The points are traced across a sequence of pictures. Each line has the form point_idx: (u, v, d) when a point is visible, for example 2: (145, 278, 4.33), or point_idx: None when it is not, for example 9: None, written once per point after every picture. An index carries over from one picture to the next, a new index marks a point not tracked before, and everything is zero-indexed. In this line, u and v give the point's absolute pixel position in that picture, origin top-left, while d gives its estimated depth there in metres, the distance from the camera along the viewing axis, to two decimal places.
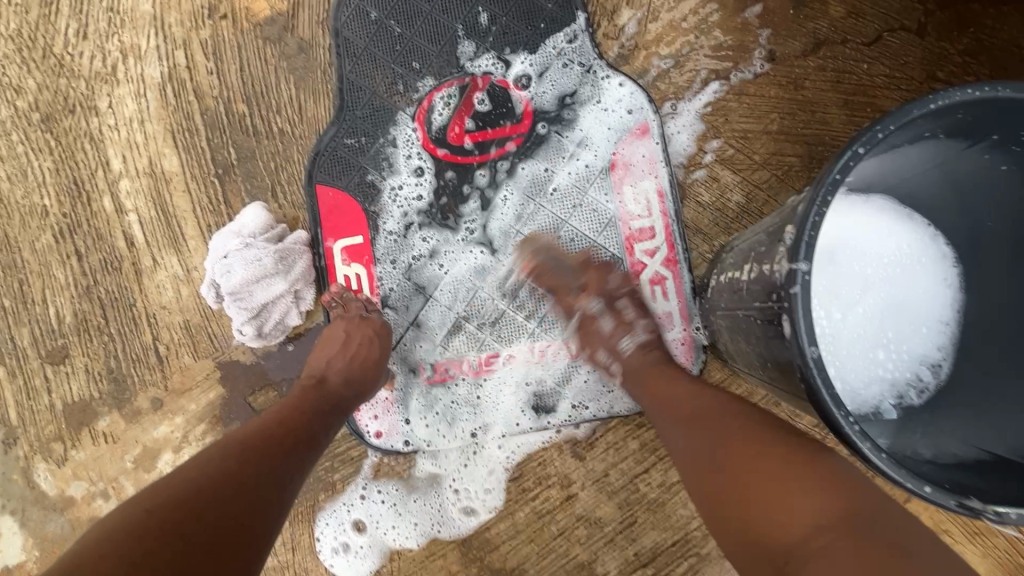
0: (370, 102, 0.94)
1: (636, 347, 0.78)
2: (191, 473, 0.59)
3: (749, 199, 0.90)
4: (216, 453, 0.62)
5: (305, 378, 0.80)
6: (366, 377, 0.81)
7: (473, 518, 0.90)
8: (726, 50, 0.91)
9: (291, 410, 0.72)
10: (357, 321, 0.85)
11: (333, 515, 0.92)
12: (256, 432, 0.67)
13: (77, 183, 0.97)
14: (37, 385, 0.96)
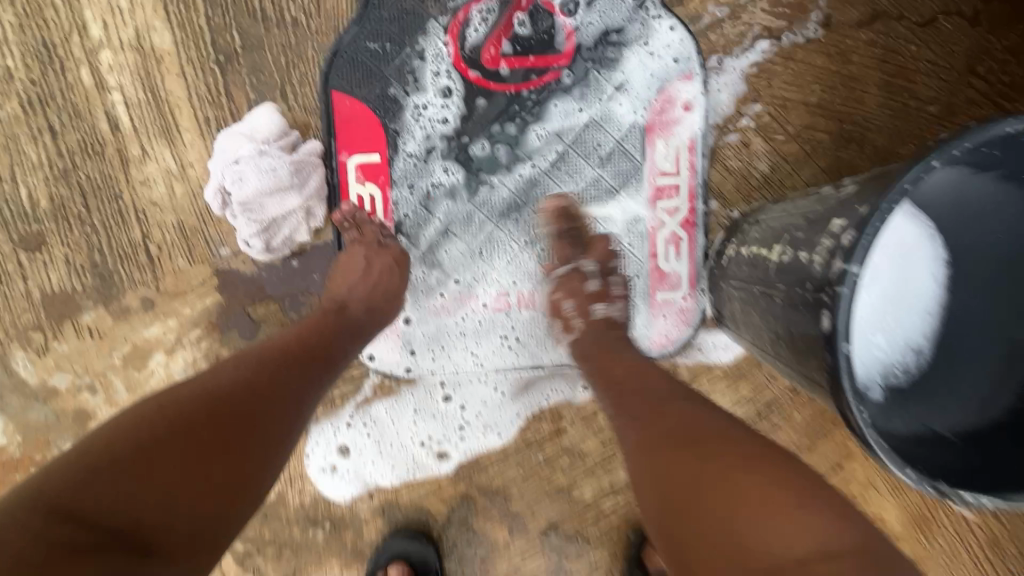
0: (399, 3, 0.85)
1: (607, 314, 0.82)
2: (208, 378, 0.60)
3: (774, 170, 0.90)
4: (236, 360, 0.64)
5: (326, 302, 0.79)
6: (385, 304, 0.81)
7: (447, 464, 0.96)
8: (784, 7, 0.87)
9: (308, 330, 0.73)
10: (376, 248, 0.83)
11: (323, 435, 0.96)
12: (277, 345, 0.68)
13: (49, 47, 0.84)
14: (10, 271, 0.89)
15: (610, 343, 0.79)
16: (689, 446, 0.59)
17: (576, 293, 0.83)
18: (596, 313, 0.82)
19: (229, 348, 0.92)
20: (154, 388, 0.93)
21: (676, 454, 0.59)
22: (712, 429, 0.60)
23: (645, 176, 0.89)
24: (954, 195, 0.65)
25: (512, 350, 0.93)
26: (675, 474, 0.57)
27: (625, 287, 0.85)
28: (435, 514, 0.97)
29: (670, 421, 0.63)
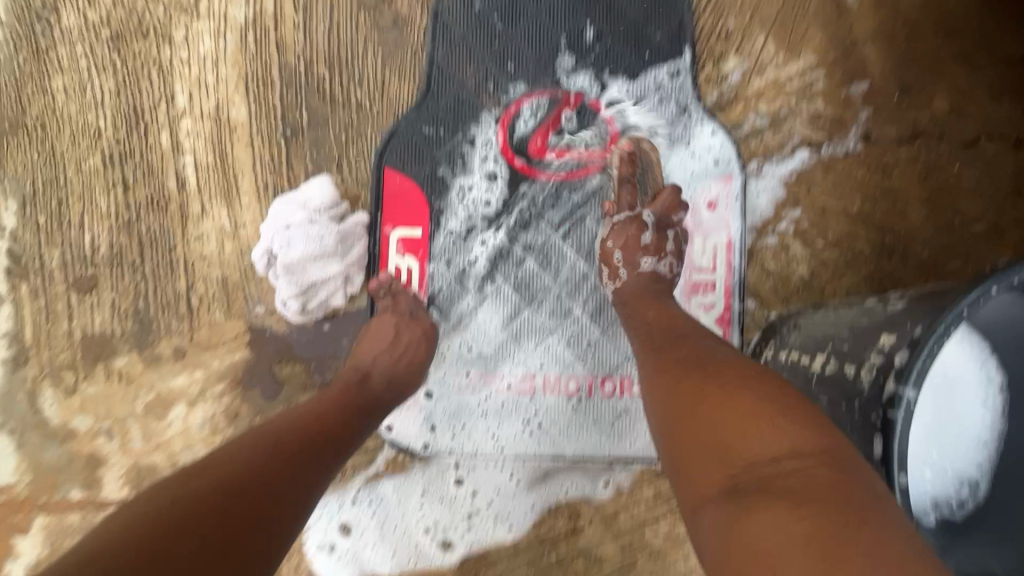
0: (456, 95, 0.91)
1: (651, 270, 0.81)
2: (224, 463, 0.57)
3: (813, 275, 0.89)
4: (251, 444, 0.61)
5: (348, 373, 0.78)
6: (408, 381, 0.80)
7: (450, 556, 0.91)
8: (824, 121, 0.90)
9: (327, 407, 0.70)
10: (405, 320, 0.84)
11: (327, 509, 0.92)
12: (293, 425, 0.65)
13: (137, 112, 0.93)
14: (58, 310, 0.93)
15: (650, 298, 0.78)
16: (722, 386, 0.57)
17: (631, 242, 0.82)
18: (643, 268, 0.81)
19: (249, 405, 0.92)
20: (169, 439, 0.93)
21: (701, 408, 0.57)
22: (738, 364, 0.60)
23: (680, 270, 0.90)
24: (1007, 321, 0.61)
25: (533, 436, 0.90)
26: (713, 418, 0.55)
27: (656, 257, 0.82)
28: None
29: (697, 356, 0.64)
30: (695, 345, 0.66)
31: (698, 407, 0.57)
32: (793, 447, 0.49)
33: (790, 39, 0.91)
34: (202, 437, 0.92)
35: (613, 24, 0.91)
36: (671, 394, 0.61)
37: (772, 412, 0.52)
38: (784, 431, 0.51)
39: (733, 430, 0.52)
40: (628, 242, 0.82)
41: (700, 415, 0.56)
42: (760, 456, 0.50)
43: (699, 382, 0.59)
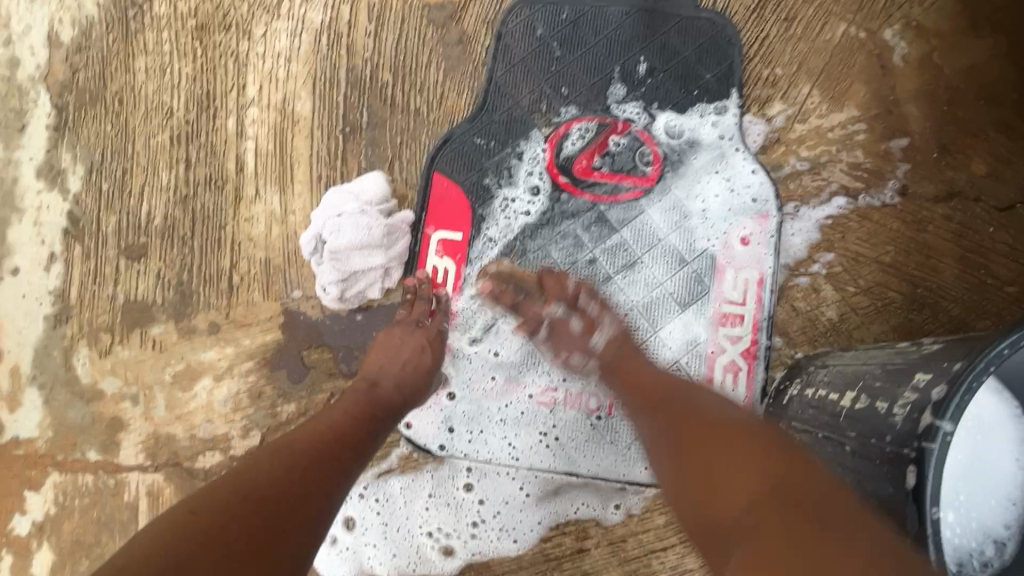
0: (510, 111, 0.96)
1: (605, 341, 0.82)
2: (241, 476, 0.60)
3: (843, 319, 0.90)
4: (268, 454, 0.64)
5: (359, 380, 0.80)
6: (415, 385, 0.81)
7: (451, 563, 0.90)
8: (863, 171, 0.93)
9: (339, 416, 0.73)
10: (414, 329, 0.85)
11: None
12: (309, 434, 0.68)
13: (209, 98, 0.99)
14: (105, 274, 0.97)
15: (632, 351, 0.81)
16: (702, 439, 0.65)
17: (563, 335, 0.84)
18: (596, 345, 0.82)
19: (273, 387, 0.93)
20: (191, 411, 0.94)
21: (695, 459, 0.64)
22: (713, 413, 0.68)
23: (710, 300, 0.91)
24: None
25: (549, 449, 0.89)
26: (699, 470, 0.63)
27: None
28: None
29: (681, 408, 0.70)
30: (675, 389, 0.73)
31: (691, 461, 0.64)
32: (763, 487, 0.57)
33: (834, 91, 0.94)
34: (223, 413, 0.94)
35: (665, 60, 0.95)
36: (669, 448, 0.67)
37: (741, 463, 0.60)
38: (758, 472, 0.58)
39: (722, 482, 0.60)
40: (582, 279, 0.86)
41: (698, 472, 0.63)
42: (742, 505, 0.57)
43: (691, 437, 0.66)
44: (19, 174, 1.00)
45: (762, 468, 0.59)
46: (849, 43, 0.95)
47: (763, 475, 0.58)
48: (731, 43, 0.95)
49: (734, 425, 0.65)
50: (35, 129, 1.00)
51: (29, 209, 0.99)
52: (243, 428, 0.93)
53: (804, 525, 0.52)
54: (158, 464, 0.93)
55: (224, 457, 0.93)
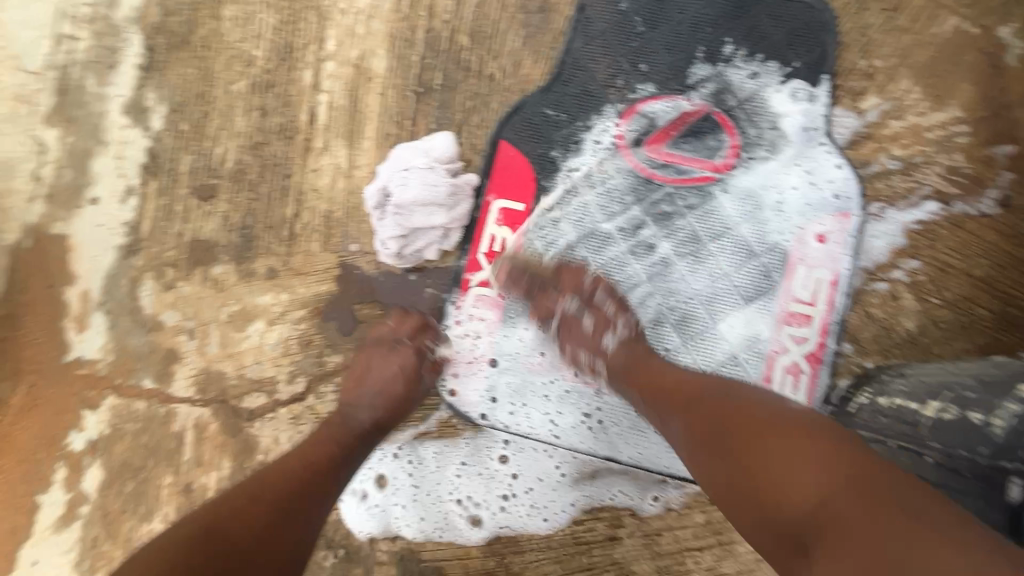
0: (584, 84, 0.93)
1: (617, 344, 0.78)
2: (228, 498, 0.62)
3: (921, 332, 0.84)
4: (255, 477, 0.65)
5: (333, 414, 0.80)
6: (390, 412, 0.81)
7: (477, 534, 0.88)
8: (961, 176, 0.86)
9: (322, 441, 0.74)
10: (390, 351, 0.85)
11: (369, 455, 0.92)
12: (293, 460, 0.70)
13: (289, 49, 1.00)
14: (176, 211, 1.00)
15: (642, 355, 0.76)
16: (752, 430, 0.57)
17: (576, 338, 0.82)
18: (607, 346, 0.79)
19: (323, 337, 0.95)
20: (242, 352, 0.96)
21: (743, 459, 0.56)
22: (758, 404, 0.60)
23: (778, 297, 0.86)
24: None
25: (590, 431, 0.87)
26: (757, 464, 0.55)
27: (609, 329, 0.80)
28: None
29: (716, 406, 0.62)
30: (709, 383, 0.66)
31: (739, 453, 0.57)
32: (825, 482, 0.50)
33: (938, 89, 0.88)
34: (272, 357, 0.95)
35: (755, 42, 0.90)
36: (710, 437, 0.60)
37: (799, 455, 0.53)
38: (811, 465, 0.52)
39: (778, 480, 0.53)
40: (576, 336, 0.82)
41: (746, 465, 0.56)
42: (805, 502, 0.51)
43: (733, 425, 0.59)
44: (107, 110, 1.02)
45: (825, 460, 0.52)
46: (960, 39, 0.88)
47: (819, 470, 0.51)
48: (827, 29, 0.89)
49: (780, 415, 0.58)
50: (124, 67, 1.03)
51: (112, 143, 1.02)
52: (290, 373, 0.95)
53: (879, 511, 0.46)
54: (206, 399, 0.96)
55: (269, 400, 0.95)
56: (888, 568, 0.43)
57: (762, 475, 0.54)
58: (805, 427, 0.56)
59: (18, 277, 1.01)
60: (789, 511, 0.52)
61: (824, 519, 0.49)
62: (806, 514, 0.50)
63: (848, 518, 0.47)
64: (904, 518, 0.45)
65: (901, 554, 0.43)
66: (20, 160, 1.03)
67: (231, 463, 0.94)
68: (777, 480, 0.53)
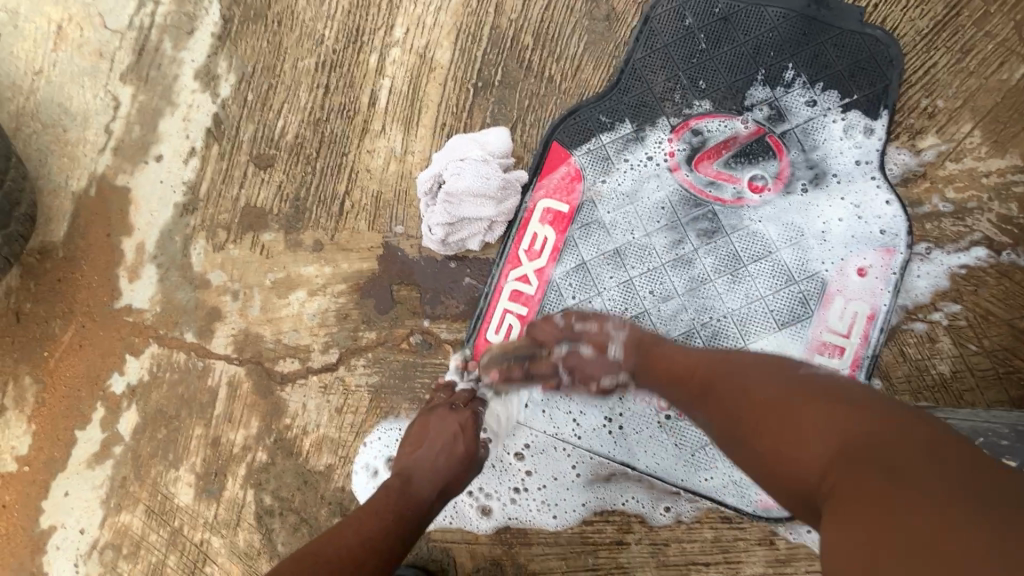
0: (641, 95, 0.94)
1: (622, 350, 0.78)
2: (305, 556, 0.60)
3: (955, 377, 0.83)
4: (330, 536, 0.64)
5: (392, 477, 0.75)
6: (450, 478, 0.76)
7: (487, 524, 0.90)
8: (1014, 226, 0.85)
9: (391, 498, 0.71)
10: (446, 415, 0.82)
11: (387, 434, 0.95)
12: (366, 517, 0.67)
13: (358, 32, 1.03)
14: (234, 176, 1.04)
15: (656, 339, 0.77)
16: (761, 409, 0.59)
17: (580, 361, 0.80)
18: (614, 355, 0.78)
19: (360, 312, 0.98)
20: (281, 318, 1.00)
21: (755, 433, 0.58)
22: (775, 375, 0.62)
23: (813, 325, 0.86)
24: None
25: (610, 435, 0.88)
26: (769, 434, 0.57)
27: (605, 345, 0.79)
28: (457, 566, 0.90)
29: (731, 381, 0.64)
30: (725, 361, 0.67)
31: (750, 428, 0.59)
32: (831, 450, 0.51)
33: (999, 136, 0.87)
34: (309, 326, 0.99)
35: (818, 71, 0.90)
36: (724, 410, 0.63)
37: (809, 430, 0.54)
38: (820, 433, 0.53)
39: (790, 456, 0.54)
40: (576, 361, 0.81)
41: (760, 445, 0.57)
42: (815, 472, 0.52)
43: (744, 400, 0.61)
44: (180, 74, 1.07)
45: (832, 425, 0.53)
46: None
47: (828, 435, 0.52)
48: (893, 64, 0.89)
49: (795, 389, 0.59)
50: (201, 34, 1.07)
51: (181, 105, 1.07)
52: (324, 344, 0.98)
53: (878, 474, 0.47)
54: (243, 358, 1.00)
55: (302, 366, 0.98)
56: (884, 539, 0.43)
57: (771, 452, 0.56)
58: (819, 400, 0.56)
59: (81, 222, 1.06)
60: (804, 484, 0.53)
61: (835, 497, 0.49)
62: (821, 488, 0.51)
63: (857, 494, 0.47)
64: (910, 494, 0.45)
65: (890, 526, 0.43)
66: (95, 112, 1.08)
67: (259, 422, 0.98)
68: (789, 457, 0.54)
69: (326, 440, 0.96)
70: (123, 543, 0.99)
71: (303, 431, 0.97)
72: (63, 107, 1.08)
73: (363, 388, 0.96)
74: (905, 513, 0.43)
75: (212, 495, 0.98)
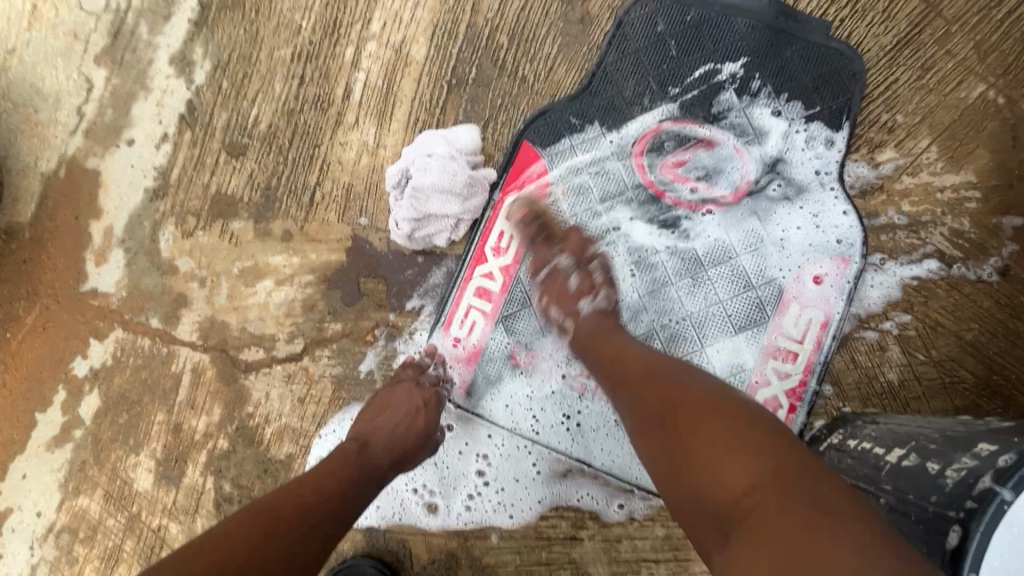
0: (611, 98, 0.95)
1: None
2: (267, 505, 0.61)
3: (903, 385, 0.86)
4: (292, 487, 0.64)
5: (349, 442, 0.75)
6: (407, 446, 0.76)
7: (433, 522, 0.91)
8: (965, 240, 0.87)
9: (351, 459, 0.71)
10: (408, 388, 0.83)
11: (341, 425, 0.96)
12: (326, 473, 0.67)
13: (335, 24, 1.03)
14: (206, 163, 1.04)
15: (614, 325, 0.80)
16: (691, 415, 0.58)
17: None
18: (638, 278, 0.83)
19: (326, 303, 0.98)
20: (248, 306, 1.00)
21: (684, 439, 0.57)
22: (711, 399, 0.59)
23: (768, 330, 0.88)
24: None
25: (568, 432, 0.90)
26: (691, 446, 0.56)
27: None
28: (413, 558, 0.91)
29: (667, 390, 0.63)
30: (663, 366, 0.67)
31: (671, 432, 0.58)
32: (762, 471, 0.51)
33: (954, 152, 0.89)
34: (275, 316, 0.99)
35: (783, 81, 0.92)
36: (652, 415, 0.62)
37: (728, 446, 0.54)
38: (753, 454, 0.52)
39: (712, 466, 0.54)
40: None
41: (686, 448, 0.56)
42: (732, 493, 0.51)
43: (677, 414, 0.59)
44: (155, 58, 1.07)
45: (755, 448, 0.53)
46: (984, 106, 0.89)
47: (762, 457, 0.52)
48: (856, 78, 0.91)
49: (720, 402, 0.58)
50: (177, 20, 1.07)
51: (155, 90, 1.06)
52: (290, 334, 0.98)
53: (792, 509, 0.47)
54: (207, 346, 1.00)
55: (266, 355, 0.98)
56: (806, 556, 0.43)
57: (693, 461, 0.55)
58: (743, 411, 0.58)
59: (49, 205, 1.05)
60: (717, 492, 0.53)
61: (745, 517, 0.50)
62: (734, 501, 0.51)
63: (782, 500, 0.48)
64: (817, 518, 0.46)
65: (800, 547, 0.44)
66: (67, 93, 1.07)
67: (222, 410, 0.98)
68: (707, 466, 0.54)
69: (288, 429, 0.96)
70: (80, 527, 0.99)
71: (265, 420, 0.97)
72: (35, 87, 1.08)
73: (326, 378, 0.97)
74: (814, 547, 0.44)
75: (171, 481, 0.98)
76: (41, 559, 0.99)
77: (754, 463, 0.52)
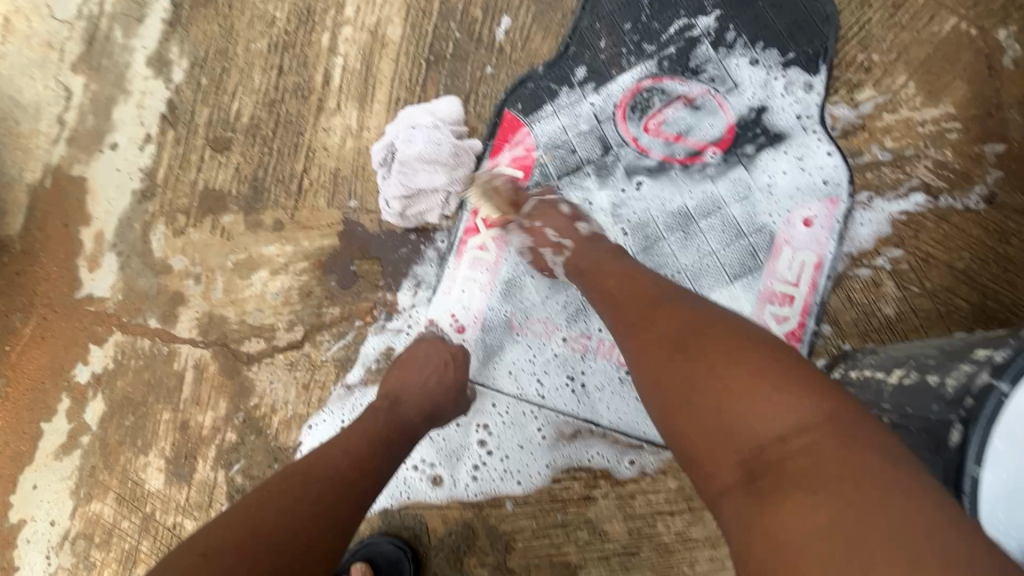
0: (590, 61, 0.96)
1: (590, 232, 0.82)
2: (304, 466, 0.60)
3: (900, 318, 0.87)
4: (327, 448, 0.64)
5: (380, 400, 0.76)
6: (438, 401, 0.77)
7: (442, 494, 0.91)
8: (949, 171, 0.88)
9: (382, 420, 0.71)
10: (434, 344, 0.84)
11: (337, 414, 0.96)
12: (359, 434, 0.67)
13: (309, 12, 1.04)
14: (191, 160, 1.04)
15: (597, 258, 0.76)
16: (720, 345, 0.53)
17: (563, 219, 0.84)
18: (582, 230, 0.82)
19: (323, 288, 0.98)
20: (245, 298, 1.00)
21: (708, 371, 0.52)
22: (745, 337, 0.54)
23: (763, 276, 0.89)
24: None
25: (573, 394, 0.90)
26: (722, 376, 0.51)
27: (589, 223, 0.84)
28: (430, 531, 0.91)
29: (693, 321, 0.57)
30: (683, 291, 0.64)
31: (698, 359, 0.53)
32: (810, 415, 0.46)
33: (932, 86, 0.90)
34: (273, 306, 0.99)
35: (758, 30, 0.92)
36: (674, 344, 0.56)
37: (773, 381, 0.49)
38: (800, 397, 0.48)
39: (757, 391, 0.49)
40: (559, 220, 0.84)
41: (700, 378, 0.52)
42: (770, 435, 0.47)
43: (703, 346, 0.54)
44: (132, 61, 1.07)
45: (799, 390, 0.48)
46: (959, 38, 0.90)
47: (810, 403, 0.47)
48: (829, 21, 0.92)
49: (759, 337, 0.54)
50: (151, 21, 1.07)
51: (134, 93, 1.06)
52: (289, 322, 0.98)
53: (839, 462, 0.43)
54: (208, 341, 1.00)
55: (267, 345, 0.99)
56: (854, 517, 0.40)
57: (714, 393, 0.51)
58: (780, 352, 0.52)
59: (37, 215, 1.05)
60: (749, 431, 0.48)
61: (789, 459, 0.45)
62: (768, 446, 0.47)
63: (817, 458, 0.44)
64: (865, 477, 0.42)
65: (853, 512, 0.40)
66: (47, 103, 1.07)
67: (227, 404, 0.98)
68: (744, 403, 0.49)
69: (295, 417, 0.97)
70: (95, 532, 0.99)
71: (272, 409, 0.97)
72: (14, 100, 1.08)
73: (329, 362, 0.97)
74: (866, 508, 0.40)
75: (183, 478, 0.98)
76: (58, 567, 0.99)
77: (805, 406, 0.47)
